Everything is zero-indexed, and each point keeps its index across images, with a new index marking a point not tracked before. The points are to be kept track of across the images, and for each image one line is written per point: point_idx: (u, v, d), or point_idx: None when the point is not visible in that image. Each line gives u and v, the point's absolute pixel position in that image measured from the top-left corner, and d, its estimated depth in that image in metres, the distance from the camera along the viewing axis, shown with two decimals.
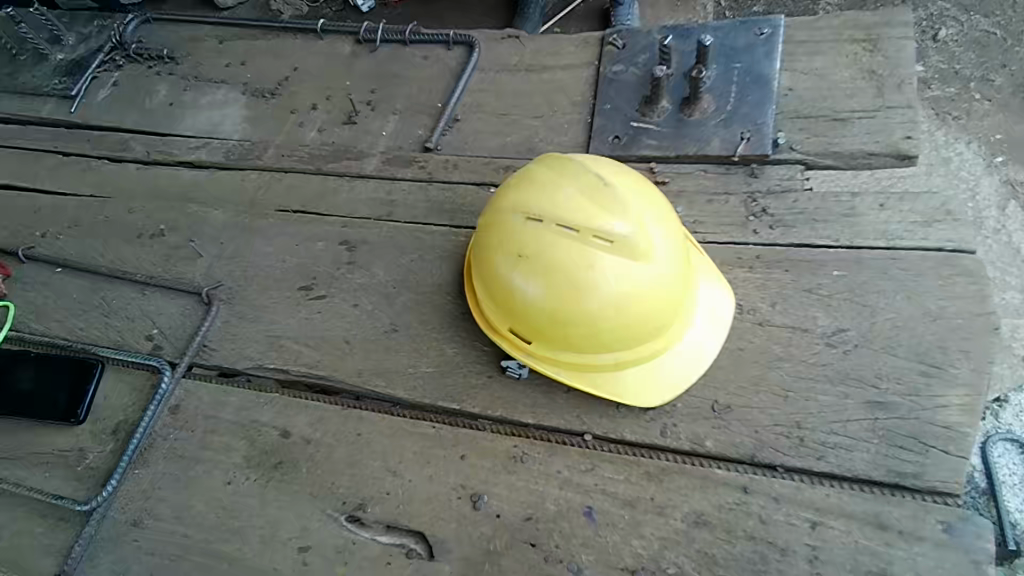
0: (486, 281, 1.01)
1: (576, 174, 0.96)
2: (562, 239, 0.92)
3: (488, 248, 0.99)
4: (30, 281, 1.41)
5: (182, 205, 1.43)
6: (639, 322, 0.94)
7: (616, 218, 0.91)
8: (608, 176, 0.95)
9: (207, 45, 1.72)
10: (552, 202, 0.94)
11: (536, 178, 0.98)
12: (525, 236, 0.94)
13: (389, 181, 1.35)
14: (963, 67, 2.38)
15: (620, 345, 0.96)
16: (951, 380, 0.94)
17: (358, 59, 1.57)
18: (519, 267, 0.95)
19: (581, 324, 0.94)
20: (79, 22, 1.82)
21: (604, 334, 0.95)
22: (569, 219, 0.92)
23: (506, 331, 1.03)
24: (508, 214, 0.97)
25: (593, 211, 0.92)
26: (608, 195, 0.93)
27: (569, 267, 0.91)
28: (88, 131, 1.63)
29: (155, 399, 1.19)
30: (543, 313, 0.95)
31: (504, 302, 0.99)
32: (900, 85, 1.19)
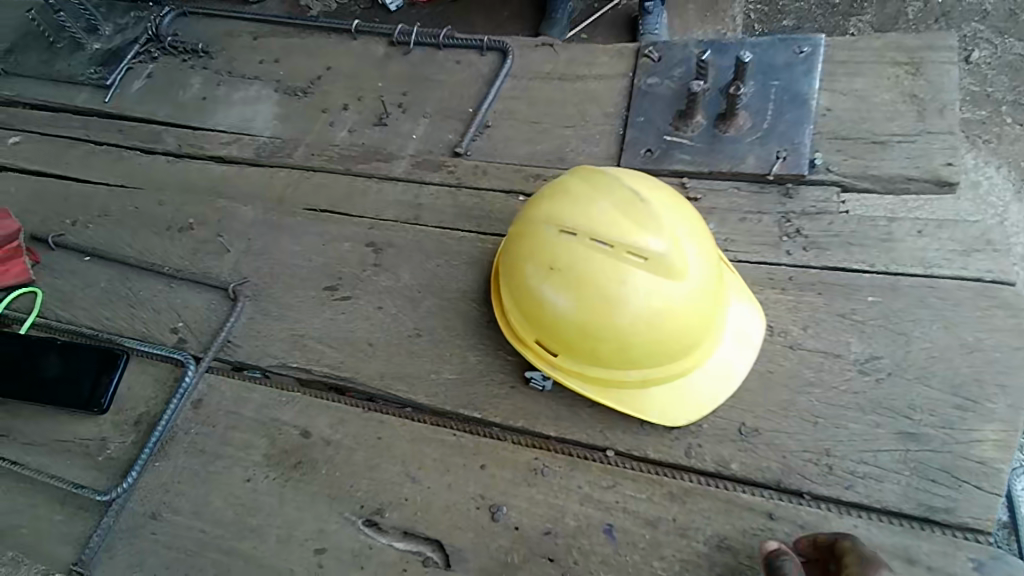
0: (514, 290, 1.00)
1: (611, 187, 0.95)
2: (596, 253, 0.91)
3: (518, 259, 0.99)
4: (58, 269, 1.42)
5: (210, 200, 1.44)
6: (670, 340, 0.93)
7: (652, 234, 0.91)
8: (644, 191, 0.95)
9: (241, 41, 1.73)
10: (586, 215, 0.93)
11: (570, 189, 0.97)
12: (557, 248, 0.94)
13: (418, 185, 1.35)
14: (995, 90, 2.34)
15: (648, 362, 0.95)
16: (987, 414, 0.92)
17: (391, 61, 1.57)
18: (550, 279, 0.94)
19: (611, 339, 0.93)
20: (116, 11, 1.83)
21: (632, 349, 0.94)
22: (603, 233, 0.91)
23: (532, 342, 1.03)
24: (541, 225, 0.96)
25: (629, 225, 0.91)
26: (643, 210, 0.92)
27: (601, 281, 0.91)
28: (121, 121, 1.65)
29: (178, 392, 1.19)
30: (572, 326, 0.94)
31: (532, 313, 0.98)
32: (942, 110, 1.18)
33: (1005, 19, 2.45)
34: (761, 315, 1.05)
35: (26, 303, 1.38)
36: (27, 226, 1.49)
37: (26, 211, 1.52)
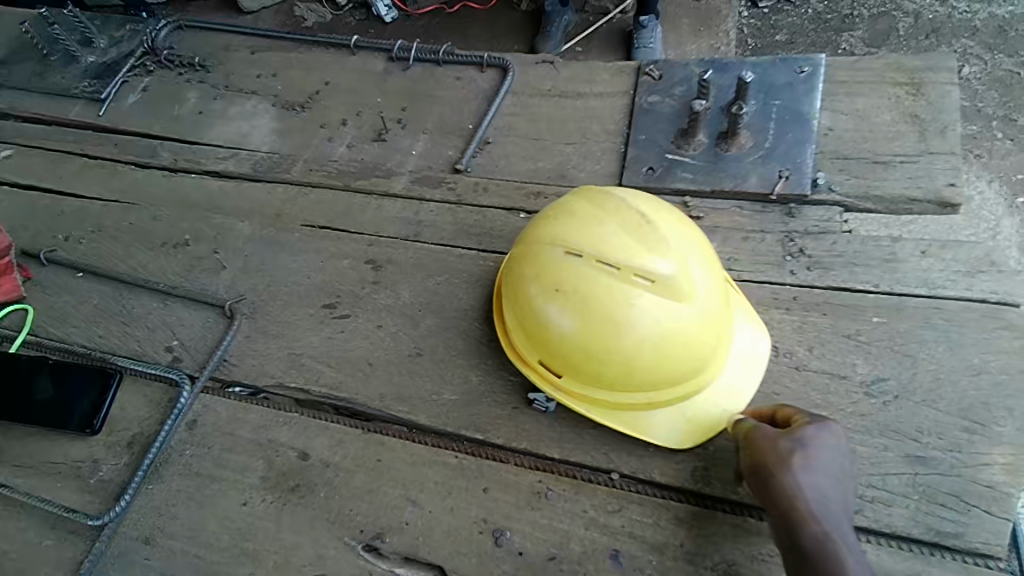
0: (518, 311, 0.99)
1: (617, 209, 0.95)
2: (602, 276, 0.90)
3: (522, 278, 0.98)
4: (50, 285, 1.40)
5: (206, 216, 1.43)
6: (677, 363, 0.92)
7: (660, 256, 0.90)
8: (650, 212, 0.94)
9: (239, 55, 1.72)
10: (592, 237, 0.92)
11: (576, 210, 0.97)
12: (563, 270, 0.93)
13: (417, 202, 1.34)
14: (985, 105, 2.37)
15: (654, 385, 0.95)
16: (995, 438, 0.93)
17: (390, 76, 1.57)
18: (555, 300, 0.94)
19: (616, 361, 0.92)
20: (111, 24, 1.82)
21: (638, 372, 0.93)
22: (610, 255, 0.90)
23: (536, 363, 1.02)
24: (546, 247, 0.96)
25: (636, 247, 0.90)
26: (650, 232, 0.92)
27: (608, 303, 0.90)
28: (115, 135, 1.63)
29: (173, 413, 1.17)
30: (577, 348, 0.94)
31: (537, 335, 0.98)
32: (944, 131, 1.19)
33: (995, 36, 2.50)
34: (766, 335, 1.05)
35: (16, 320, 1.36)
36: (18, 241, 1.47)
37: (18, 225, 1.49)
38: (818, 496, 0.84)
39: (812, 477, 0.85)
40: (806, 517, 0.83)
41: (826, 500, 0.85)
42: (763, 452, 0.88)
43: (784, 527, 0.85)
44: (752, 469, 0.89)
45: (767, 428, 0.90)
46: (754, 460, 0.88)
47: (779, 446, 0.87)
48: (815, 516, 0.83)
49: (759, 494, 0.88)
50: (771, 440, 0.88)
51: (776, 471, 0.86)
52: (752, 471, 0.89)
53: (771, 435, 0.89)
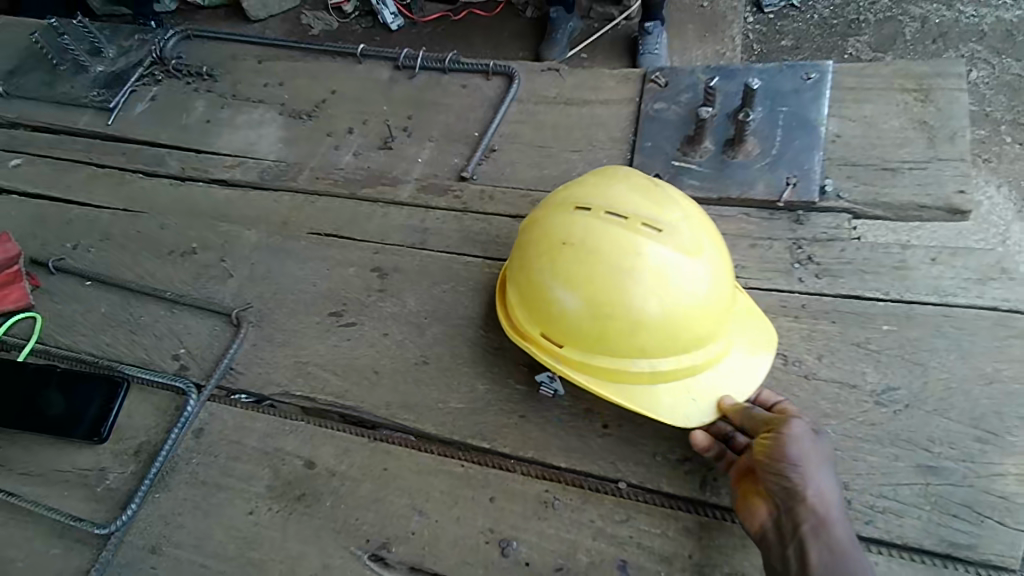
0: (522, 278, 0.99)
1: (626, 175, 0.99)
2: (609, 225, 0.92)
3: (528, 243, 0.99)
4: (58, 294, 1.40)
5: (213, 224, 1.43)
6: (681, 322, 0.91)
7: (668, 211, 0.93)
8: (659, 180, 0.99)
9: (246, 64, 1.73)
10: (601, 195, 0.96)
11: (586, 178, 1.01)
12: (569, 225, 0.94)
13: (423, 210, 1.34)
14: (994, 109, 2.38)
15: (658, 350, 0.93)
16: (1008, 447, 0.92)
17: (397, 84, 1.57)
18: (560, 257, 0.94)
19: (620, 317, 0.91)
20: (120, 34, 1.84)
21: (642, 331, 0.92)
22: (618, 207, 0.93)
23: (537, 334, 1.00)
24: (553, 208, 0.98)
25: (645, 202, 0.94)
26: (658, 191, 0.96)
27: (613, 252, 0.91)
28: (123, 144, 1.64)
29: (180, 422, 1.17)
30: (580, 306, 0.93)
31: (538, 299, 0.97)
32: (953, 137, 1.19)
33: (1002, 40, 2.52)
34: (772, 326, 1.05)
35: (25, 329, 1.36)
36: (27, 249, 1.48)
37: (27, 234, 1.50)
38: (829, 496, 0.84)
39: (824, 476, 0.85)
40: (822, 509, 0.83)
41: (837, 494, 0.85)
42: (787, 439, 0.86)
43: (796, 515, 0.83)
44: (771, 455, 0.86)
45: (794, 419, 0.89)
46: (775, 448, 0.86)
47: (799, 444, 0.86)
48: (830, 508, 0.83)
49: (773, 482, 0.86)
50: (794, 436, 0.86)
51: (800, 460, 0.85)
52: (769, 457, 0.86)
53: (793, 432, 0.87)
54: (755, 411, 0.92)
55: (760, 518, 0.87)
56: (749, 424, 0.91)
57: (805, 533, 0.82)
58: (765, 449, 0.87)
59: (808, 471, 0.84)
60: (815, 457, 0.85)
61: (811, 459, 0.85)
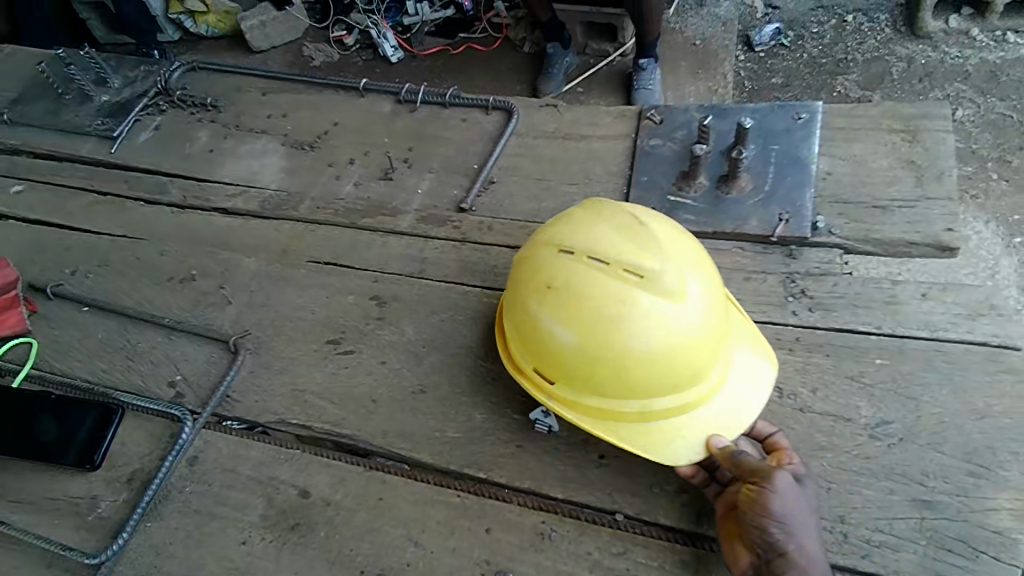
0: (513, 316, 1.01)
1: (613, 211, 1.00)
2: (595, 268, 0.93)
3: (518, 282, 1.01)
4: (55, 319, 1.41)
5: (213, 252, 1.44)
6: (665, 364, 0.92)
7: (655, 250, 0.94)
8: (647, 216, 0.99)
9: (250, 96, 1.77)
10: (585, 236, 0.97)
11: (574, 214, 1.02)
12: (556, 266, 0.96)
13: (422, 240, 1.36)
14: (980, 147, 2.46)
15: (646, 390, 0.94)
16: (1000, 482, 0.92)
17: (398, 117, 1.61)
18: (546, 299, 0.96)
19: (603, 359, 0.92)
20: (127, 65, 1.88)
21: (627, 373, 0.92)
22: (603, 249, 0.95)
23: (530, 370, 1.02)
24: (540, 246, 1.00)
25: (631, 242, 0.95)
26: (645, 230, 0.96)
27: (599, 295, 0.92)
28: (125, 172, 1.66)
29: (175, 449, 1.17)
30: (567, 348, 0.94)
31: (530, 338, 0.99)
32: (940, 177, 1.22)
33: (986, 80, 2.62)
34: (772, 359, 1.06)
35: (21, 354, 1.36)
36: (26, 274, 1.48)
37: (26, 259, 1.51)
38: (811, 549, 0.84)
39: (807, 530, 0.85)
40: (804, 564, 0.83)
41: (820, 545, 0.85)
42: (771, 493, 0.85)
43: (775, 567, 0.83)
44: (755, 508, 0.85)
45: (782, 472, 0.87)
46: (759, 500, 0.85)
47: (786, 501, 0.84)
48: (812, 563, 0.83)
49: (756, 533, 0.85)
50: (782, 492, 0.85)
51: (785, 513, 0.84)
52: (752, 509, 0.86)
53: (781, 487, 0.85)
54: (742, 457, 0.91)
55: (741, 565, 0.88)
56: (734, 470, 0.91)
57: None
58: (749, 500, 0.86)
59: (792, 525, 0.84)
60: (799, 511, 0.85)
61: (796, 512, 0.84)
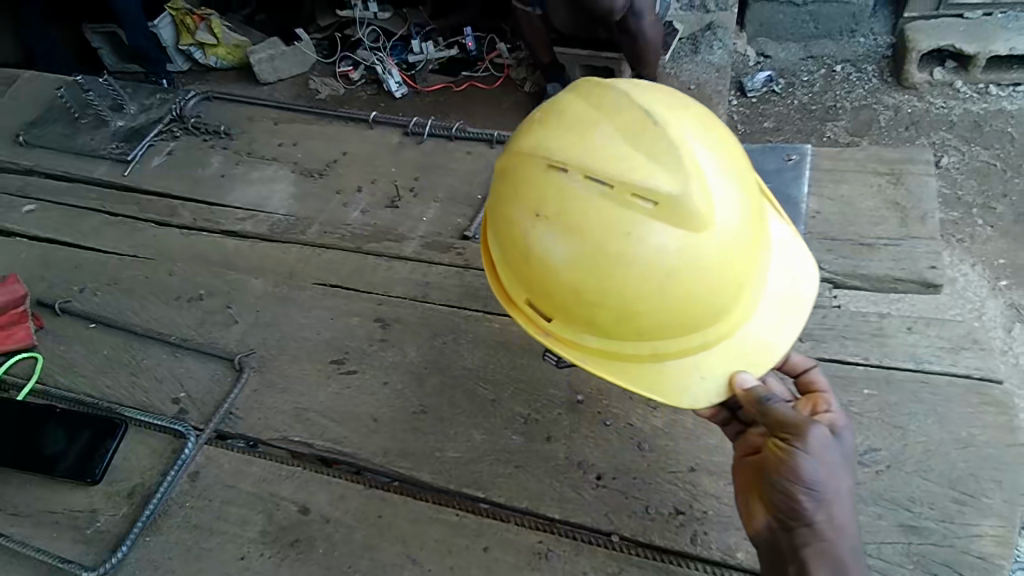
0: (502, 242, 0.94)
1: (615, 109, 0.88)
2: (596, 192, 0.84)
3: (506, 203, 0.91)
4: (62, 335, 1.43)
5: (221, 272, 1.48)
6: (681, 304, 0.87)
7: (665, 166, 0.84)
8: (657, 111, 0.87)
9: (262, 125, 1.84)
10: (586, 150, 0.85)
11: (568, 116, 0.90)
12: (548, 190, 0.86)
13: (426, 265, 1.40)
14: (965, 193, 2.56)
15: (658, 332, 0.90)
16: (984, 509, 0.95)
17: (405, 149, 1.67)
18: (542, 228, 0.87)
19: (611, 302, 0.87)
20: (143, 94, 1.95)
21: (638, 315, 0.88)
22: (604, 167, 0.84)
23: (523, 303, 0.97)
24: (531, 160, 0.89)
25: (638, 156, 0.84)
26: (653, 136, 0.85)
27: (604, 226, 0.83)
28: (137, 194, 1.71)
29: (176, 464, 1.18)
30: (568, 286, 0.88)
31: (522, 272, 0.93)
32: (923, 218, 1.29)
33: (970, 130, 2.73)
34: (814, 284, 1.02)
35: (26, 369, 1.38)
36: (34, 291, 1.51)
37: (36, 276, 1.54)
38: (839, 515, 0.85)
39: (838, 495, 0.85)
40: (829, 528, 0.85)
41: (849, 509, 0.86)
42: (803, 455, 0.85)
43: (799, 531, 0.86)
44: (782, 470, 0.86)
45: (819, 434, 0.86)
46: (789, 462, 0.86)
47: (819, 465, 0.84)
48: (838, 527, 0.85)
49: (780, 497, 0.88)
50: (816, 456, 0.85)
51: (814, 477, 0.84)
52: (780, 469, 0.86)
53: (816, 449, 0.85)
54: (771, 405, 0.89)
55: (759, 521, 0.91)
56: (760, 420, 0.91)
57: (806, 556, 0.85)
58: (779, 460, 0.87)
59: (821, 492, 0.85)
60: (831, 475, 0.85)
61: (826, 476, 0.85)
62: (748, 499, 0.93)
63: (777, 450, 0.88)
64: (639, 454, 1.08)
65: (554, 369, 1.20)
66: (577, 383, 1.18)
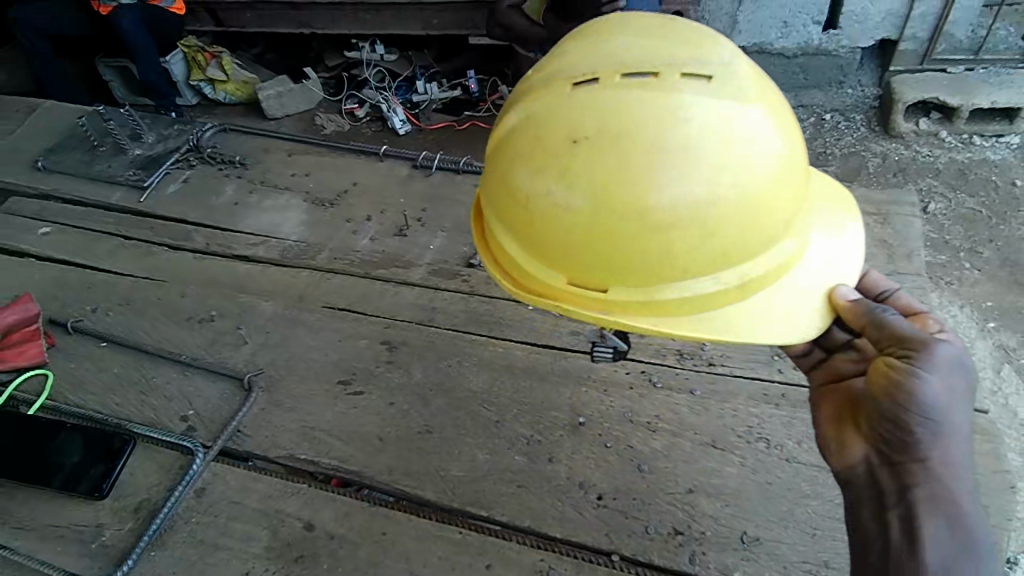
0: (529, 210, 0.85)
1: (616, 31, 0.86)
2: (632, 90, 0.78)
3: (525, 155, 0.84)
4: (73, 353, 1.46)
5: (232, 295, 1.52)
6: (748, 203, 0.79)
7: (689, 54, 0.81)
8: (659, 22, 0.86)
9: (276, 156, 1.91)
10: (604, 61, 0.82)
11: (568, 52, 0.87)
12: (578, 110, 0.80)
13: (432, 290, 1.45)
14: (952, 238, 2.64)
15: (726, 254, 0.83)
16: None
17: (414, 181, 1.74)
18: (580, 154, 0.79)
19: (673, 224, 0.79)
20: (160, 124, 2.03)
21: (705, 230, 0.80)
22: (632, 69, 0.80)
23: (567, 285, 0.89)
24: (543, 96, 0.84)
25: (659, 54, 0.81)
26: (667, 36, 0.83)
27: (649, 124, 0.77)
28: (152, 219, 1.76)
29: (184, 479, 1.20)
30: (620, 217, 0.79)
31: (561, 231, 0.84)
32: (909, 255, 1.35)
33: (955, 178, 2.84)
34: (847, 199, 1.00)
35: (36, 385, 1.40)
36: (47, 310, 1.55)
37: (49, 296, 1.58)
38: (952, 448, 0.86)
39: (955, 427, 0.86)
40: (941, 464, 0.87)
41: (965, 444, 0.87)
42: (920, 383, 0.85)
43: (907, 466, 0.89)
44: (896, 398, 0.88)
45: (938, 358, 0.85)
46: (902, 390, 0.87)
47: (937, 391, 0.84)
48: (951, 464, 0.87)
49: (890, 430, 0.91)
50: (935, 382, 0.85)
51: (931, 407, 0.85)
52: (893, 398, 0.88)
53: (935, 375, 0.85)
54: (882, 324, 0.89)
55: (856, 456, 0.96)
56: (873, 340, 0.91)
57: (915, 496, 0.88)
58: (891, 390, 0.88)
59: (939, 426, 0.86)
60: (951, 409, 0.85)
61: (947, 408, 0.85)
62: (846, 435, 0.98)
63: (891, 374, 0.89)
64: (638, 476, 1.12)
65: (556, 392, 1.24)
66: (579, 406, 1.22)
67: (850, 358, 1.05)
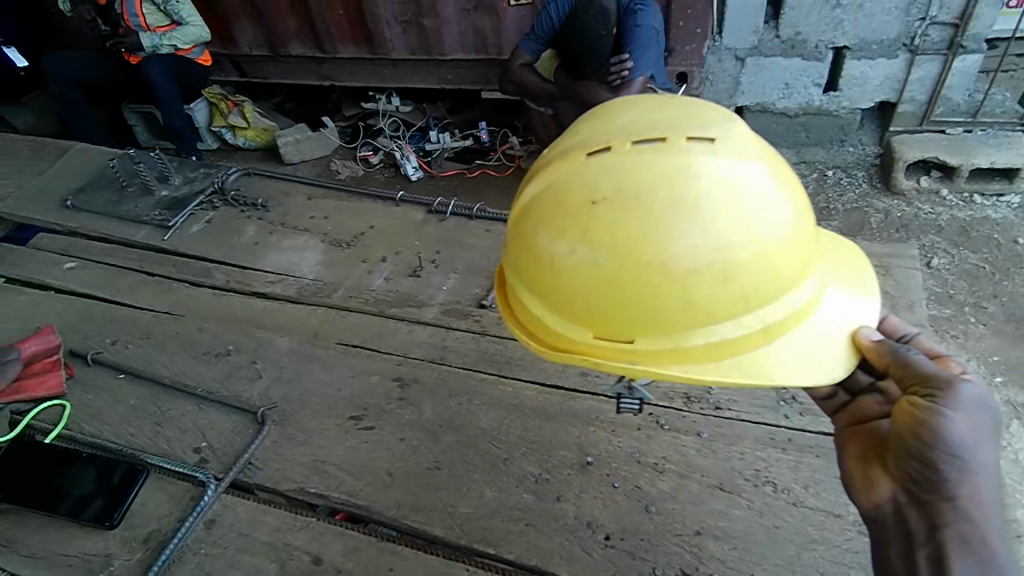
0: (553, 270, 0.89)
1: (623, 108, 0.94)
2: (644, 153, 0.84)
3: (546, 219, 0.89)
4: (91, 385, 1.49)
5: (249, 330, 1.56)
6: (761, 250, 0.84)
7: (694, 121, 0.88)
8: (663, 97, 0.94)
9: (296, 199, 1.98)
10: (615, 132, 0.88)
11: (581, 129, 0.95)
12: (593, 174, 0.86)
13: (444, 330, 1.49)
14: (957, 293, 2.68)
15: (745, 300, 0.86)
16: None
17: (428, 225, 1.80)
18: (599, 214, 0.84)
19: (692, 274, 0.83)
20: (186, 167, 2.11)
21: (724, 277, 0.83)
22: (641, 136, 0.86)
23: (595, 339, 0.92)
24: (559, 166, 0.90)
25: (665, 122, 0.88)
26: (671, 109, 0.90)
27: (662, 181, 0.82)
28: (174, 256, 1.82)
29: (195, 511, 1.21)
30: (641, 269, 0.83)
31: (585, 287, 0.88)
32: (911, 305, 1.38)
33: (957, 235, 2.90)
34: (855, 252, 1.05)
35: (53, 415, 1.43)
36: (68, 342, 1.59)
37: (71, 328, 1.63)
38: (980, 487, 0.88)
39: (982, 465, 0.87)
40: (969, 503, 0.88)
41: (993, 484, 0.88)
42: (944, 420, 0.87)
43: (935, 504, 0.90)
44: (922, 436, 0.89)
45: (960, 397, 0.87)
46: (927, 427, 0.88)
47: (963, 429, 0.86)
48: (981, 503, 0.88)
49: (918, 469, 0.91)
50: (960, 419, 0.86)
51: (958, 444, 0.86)
52: (919, 435, 0.89)
53: (959, 412, 0.86)
54: (901, 363, 0.93)
55: (883, 495, 0.96)
56: (898, 378, 0.94)
57: (944, 535, 0.89)
58: (917, 426, 0.90)
59: (966, 464, 0.87)
60: (979, 448, 0.86)
61: (974, 447, 0.86)
62: (871, 474, 0.99)
63: (916, 413, 0.90)
64: (646, 516, 1.12)
65: (565, 432, 1.26)
66: (587, 445, 1.23)
67: (876, 400, 1.07)
